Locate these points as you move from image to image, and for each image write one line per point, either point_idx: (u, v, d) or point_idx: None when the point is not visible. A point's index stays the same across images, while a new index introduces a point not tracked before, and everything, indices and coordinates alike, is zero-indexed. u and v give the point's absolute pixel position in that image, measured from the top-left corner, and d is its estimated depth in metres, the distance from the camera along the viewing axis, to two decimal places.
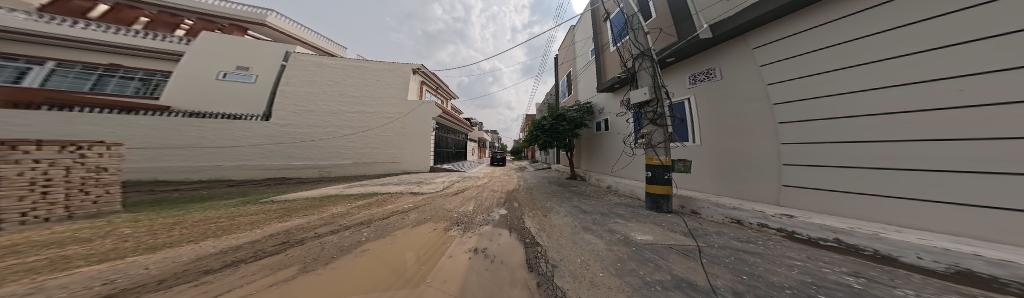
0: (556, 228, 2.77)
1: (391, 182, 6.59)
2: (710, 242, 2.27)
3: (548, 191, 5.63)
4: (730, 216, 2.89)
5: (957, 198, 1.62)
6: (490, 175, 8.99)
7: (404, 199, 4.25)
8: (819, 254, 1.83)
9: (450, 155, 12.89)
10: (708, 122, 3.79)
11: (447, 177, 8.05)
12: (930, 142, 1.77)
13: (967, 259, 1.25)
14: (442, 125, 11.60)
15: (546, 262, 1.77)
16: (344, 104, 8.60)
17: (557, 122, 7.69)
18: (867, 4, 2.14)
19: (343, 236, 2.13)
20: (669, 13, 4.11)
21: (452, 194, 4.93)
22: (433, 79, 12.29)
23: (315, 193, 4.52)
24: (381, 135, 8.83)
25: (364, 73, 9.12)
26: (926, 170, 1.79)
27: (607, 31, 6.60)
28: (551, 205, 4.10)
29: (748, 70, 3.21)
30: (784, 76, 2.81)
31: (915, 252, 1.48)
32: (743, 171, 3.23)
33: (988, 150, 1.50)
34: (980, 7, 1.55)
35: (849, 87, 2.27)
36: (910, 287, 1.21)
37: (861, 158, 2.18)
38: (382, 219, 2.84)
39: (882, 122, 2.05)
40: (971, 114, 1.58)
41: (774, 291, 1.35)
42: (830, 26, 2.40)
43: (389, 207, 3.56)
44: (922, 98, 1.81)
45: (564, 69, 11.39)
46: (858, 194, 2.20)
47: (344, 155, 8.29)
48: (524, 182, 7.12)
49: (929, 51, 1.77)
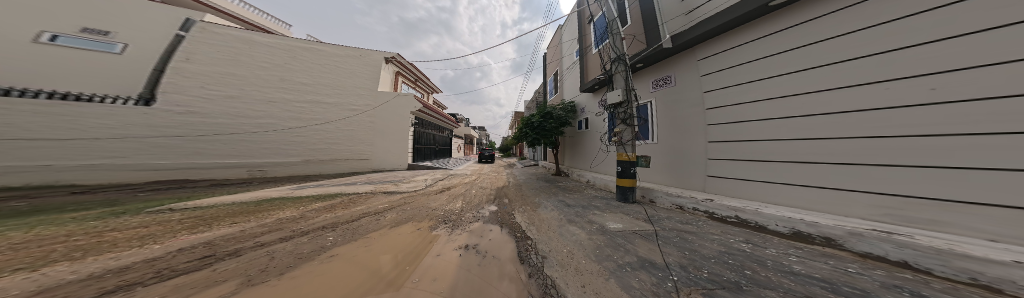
0: (544, 222, 2.89)
1: (357, 181, 5.90)
2: (664, 226, 2.62)
3: (533, 187, 5.76)
4: (675, 203, 3.36)
5: (855, 185, 2.02)
6: (478, 173, 8.77)
7: (378, 199, 3.82)
8: (725, 228, 2.34)
9: (431, 152, 12.14)
10: (663, 122, 4.30)
11: (429, 174, 7.62)
12: (830, 140, 2.22)
13: (796, 223, 2.04)
14: (422, 120, 10.79)
15: (536, 254, 1.82)
16: (289, 91, 7.27)
17: (545, 121, 7.86)
18: (771, 29, 2.74)
19: (300, 243, 1.82)
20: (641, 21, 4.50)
21: (436, 192, 4.67)
22: (411, 71, 11.30)
23: (262, 197, 3.79)
24: (354, 127, 7.96)
25: (320, 58, 7.81)
26: (824, 162, 2.26)
27: (591, 34, 6.91)
28: (539, 200, 4.23)
29: (694, 78, 3.73)
30: (719, 84, 3.35)
31: (774, 221, 2.20)
32: (688, 166, 3.75)
33: (877, 146, 1.90)
34: (858, 33, 2.05)
35: (764, 95, 2.79)
36: (774, 246, 1.83)
37: (774, 153, 2.67)
38: (351, 222, 2.54)
39: (791, 124, 2.54)
40: (859, 117, 2.01)
41: (705, 261, 1.65)
42: (748, 45, 2.97)
43: (360, 208, 3.20)
44: (820, 104, 2.29)
45: (551, 68, 11.69)
46: (772, 182, 2.69)
47: (291, 152, 7.07)
48: (513, 179, 7.19)
49: (822, 66, 2.28)
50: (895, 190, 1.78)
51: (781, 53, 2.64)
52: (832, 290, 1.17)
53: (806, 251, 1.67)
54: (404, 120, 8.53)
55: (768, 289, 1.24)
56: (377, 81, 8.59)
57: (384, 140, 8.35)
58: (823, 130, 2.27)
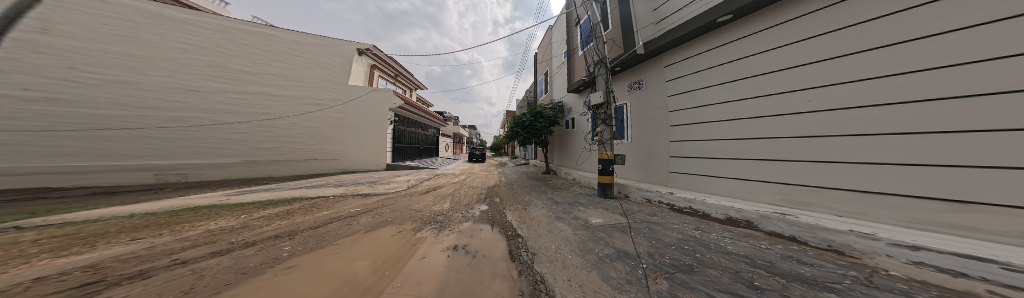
0: (534, 219, 2.93)
1: (324, 183, 5.27)
2: (636, 218, 2.87)
3: (525, 186, 5.78)
4: (644, 196, 3.71)
5: (806, 181, 2.33)
6: (468, 172, 8.49)
7: (349, 202, 3.45)
8: (683, 218, 2.66)
9: (415, 151, 11.40)
10: (637, 123, 4.66)
11: (413, 175, 7.13)
12: (775, 139, 2.59)
13: (730, 210, 2.44)
14: (403, 118, 10.03)
15: (526, 252, 1.83)
16: (217, 79, 5.96)
17: (536, 120, 7.95)
18: (716, 43, 3.22)
19: (243, 257, 1.55)
20: (619, 27, 4.81)
21: (422, 192, 4.37)
22: (388, 64, 10.33)
23: (184, 206, 3.12)
24: (326, 124, 7.20)
25: (269, 43, 6.67)
26: (768, 159, 2.64)
27: (577, 36, 7.17)
28: (529, 198, 4.27)
29: (660, 83, 4.14)
30: (678, 90, 3.77)
31: (714, 210, 2.58)
32: (656, 164, 4.12)
33: (821, 145, 2.24)
34: (785, 47, 2.53)
35: (715, 99, 3.22)
36: (715, 232, 2.09)
37: (726, 151, 3.05)
38: (315, 228, 2.25)
39: (739, 126, 2.92)
40: (805, 119, 2.36)
41: (668, 248, 1.85)
42: (701, 55, 3.42)
43: (326, 213, 2.84)
44: (761, 107, 2.70)
45: (541, 68, 11.91)
46: (725, 177, 3.06)
47: (229, 152, 5.90)
48: (504, 178, 7.11)
49: (759, 75, 2.73)
50: (843, 185, 2.08)
51: (729, 64, 3.06)
52: (754, 264, 1.42)
53: (734, 233, 2.01)
54: (382, 117, 7.89)
55: (712, 269, 1.45)
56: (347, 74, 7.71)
57: (359, 138, 7.62)
58: (765, 131, 2.67)
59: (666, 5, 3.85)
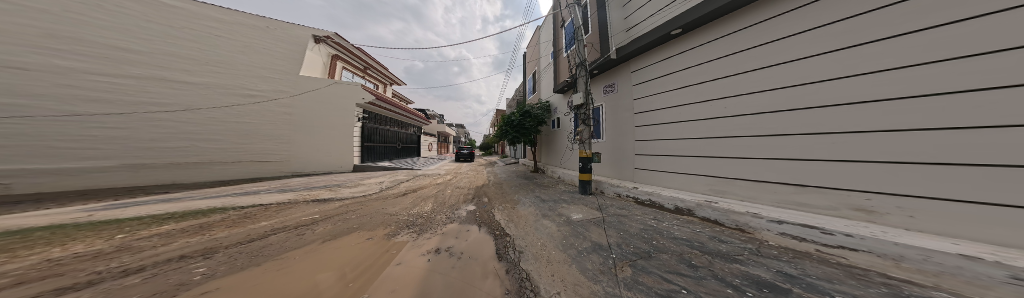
0: (522, 218, 2.94)
1: (267, 189, 4.42)
2: (610, 212, 3.09)
3: (513, 185, 5.72)
4: (615, 192, 4.05)
5: (730, 174, 2.82)
6: (454, 172, 8.10)
7: (303, 210, 2.95)
8: (645, 210, 2.98)
9: (390, 151, 10.41)
10: (610, 123, 5.06)
11: (389, 176, 6.48)
12: (713, 139, 3.04)
13: (678, 201, 2.82)
14: (374, 115, 9.05)
15: (513, 250, 1.84)
16: (65, 56, 4.24)
17: (523, 120, 8.09)
18: (668, 54, 3.68)
19: (123, 288, 1.08)
20: (597, 31, 5.13)
21: (400, 194, 4.00)
22: (354, 54, 9.15)
23: (37, 226, 2.29)
24: (273, 119, 6.11)
25: (164, 14, 5.06)
26: (708, 156, 3.09)
27: (562, 37, 7.42)
28: (518, 197, 4.26)
29: (627, 87, 4.57)
30: (641, 94, 4.20)
31: (667, 202, 2.94)
32: (626, 162, 4.51)
33: (741, 144, 2.72)
34: (716, 61, 3.02)
35: (668, 104, 3.67)
36: (667, 221, 2.37)
37: (678, 149, 3.49)
38: (251, 243, 1.82)
39: (686, 127, 3.38)
40: (730, 122, 2.85)
41: (634, 238, 2.04)
42: (658, 64, 3.87)
43: (262, 224, 2.37)
44: (701, 111, 3.18)
45: (530, 67, 12.05)
46: (677, 173, 3.49)
47: (109, 152, 4.49)
48: (494, 177, 6.94)
49: (700, 83, 3.21)
50: (753, 176, 2.59)
51: (678, 72, 3.52)
52: (692, 245, 1.67)
53: (680, 220, 2.33)
54: (348, 114, 7.06)
55: (664, 254, 1.65)
56: (300, 63, 6.76)
57: (318, 137, 6.69)
58: (706, 131, 3.11)
59: (635, 15, 4.26)
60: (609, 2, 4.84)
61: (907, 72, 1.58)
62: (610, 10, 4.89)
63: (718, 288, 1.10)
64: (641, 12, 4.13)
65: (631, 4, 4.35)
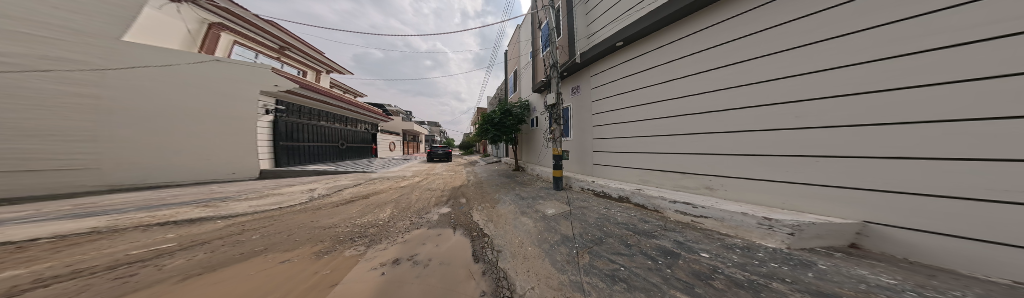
0: (497, 215, 2.98)
1: (107, 208, 2.94)
2: (577, 205, 3.37)
3: (494, 183, 5.57)
4: (578, 186, 4.50)
5: (654, 166, 3.47)
6: (424, 173, 7.35)
7: (184, 230, 2.11)
8: (601, 200, 3.40)
9: (327, 152, 8.65)
10: (575, 123, 5.54)
11: (328, 182, 5.35)
12: (645, 137, 3.63)
13: (621, 190, 3.33)
14: (297, 108, 7.34)
15: (492, 250, 1.82)
16: None
17: (503, 118, 8.00)
18: (615, 62, 4.25)
19: None
20: (567, 35, 5.49)
21: (347, 202, 3.43)
22: (273, 36, 7.32)
23: None
24: (56, 105, 3.47)
25: None
26: (640, 152, 3.70)
27: (539, 38, 7.69)
28: (498, 196, 4.16)
29: (588, 90, 5.08)
30: (598, 96, 4.73)
31: (615, 192, 3.44)
32: (588, 158, 5.03)
33: (661, 141, 3.37)
34: (645, 71, 3.64)
35: (616, 105, 4.25)
36: (614, 209, 2.79)
37: (622, 146, 4.08)
38: (100, 273, 1.19)
39: (628, 127, 3.97)
40: (655, 123, 3.47)
41: (591, 227, 2.30)
42: (608, 70, 4.43)
43: (48, 265, 1.30)
44: (637, 113, 3.79)
45: (511, 66, 12.07)
46: (622, 166, 4.10)
47: None
48: (473, 177, 6.59)
49: (635, 89, 3.82)
50: (667, 167, 3.26)
51: (621, 79, 4.12)
52: (628, 228, 2.01)
53: (622, 208, 2.78)
54: (246, 105, 5.14)
55: (611, 238, 1.92)
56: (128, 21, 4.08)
57: (190, 131, 4.54)
58: (643, 131, 3.68)
59: (594, 23, 4.72)
60: (577, 9, 5.26)
61: (770, 86, 2.21)
62: (577, 17, 5.29)
63: (643, 262, 1.36)
64: (598, 22, 4.60)
65: (592, 13, 4.83)
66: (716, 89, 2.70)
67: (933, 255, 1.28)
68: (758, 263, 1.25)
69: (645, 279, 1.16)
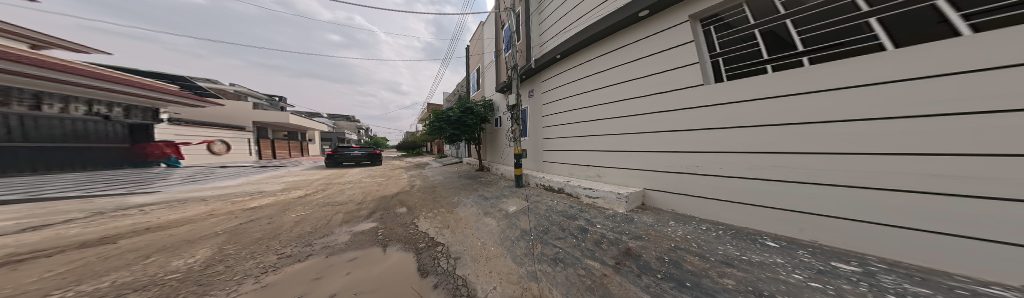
0: (448, 217, 2.85)
1: None
2: (534, 199, 3.60)
3: (450, 186, 5.06)
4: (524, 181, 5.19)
5: (577, 160, 4.31)
6: (352, 182, 5.77)
7: None
8: (550, 195, 3.74)
9: None
10: (530, 123, 5.92)
11: (49, 217, 2.73)
12: (576, 138, 4.32)
13: (547, 181, 4.29)
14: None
15: (447, 259, 1.64)
16: None
17: (463, 116, 7.44)
18: (559, 69, 4.75)
19: None
20: (526, 40, 5.75)
21: (122, 241, 1.89)
22: None
23: None
24: None
25: None
26: (573, 149, 4.39)
27: (502, 40, 7.72)
28: (457, 199, 3.84)
29: (539, 93, 5.52)
30: (548, 100, 5.22)
31: (545, 182, 4.35)
32: (537, 155, 5.57)
33: (584, 141, 4.13)
34: (579, 81, 4.25)
35: (559, 109, 4.81)
36: (550, 200, 3.40)
37: (563, 144, 4.68)
38: None
39: (566, 129, 4.61)
40: (584, 125, 4.14)
41: (534, 214, 2.77)
42: (554, 78, 4.96)
43: None
44: (572, 116, 4.43)
45: (473, 63, 11.53)
46: (561, 162, 4.72)
47: None
48: (425, 181, 5.82)
49: (571, 97, 4.47)
50: (577, 161, 4.32)
51: (563, 86, 4.66)
52: (566, 215, 2.66)
53: (560, 199, 3.40)
54: None
55: (554, 226, 2.27)
56: None
57: None
58: (582, 130, 4.20)
59: (546, 33, 5.13)
60: (533, 17, 5.57)
61: (644, 100, 3.04)
62: (533, 24, 5.60)
63: (570, 241, 1.83)
64: (549, 32, 5.03)
65: (544, 23, 5.22)
66: (615, 100, 3.50)
67: (673, 204, 2.64)
68: (620, 226, 2.21)
69: (575, 255, 1.57)
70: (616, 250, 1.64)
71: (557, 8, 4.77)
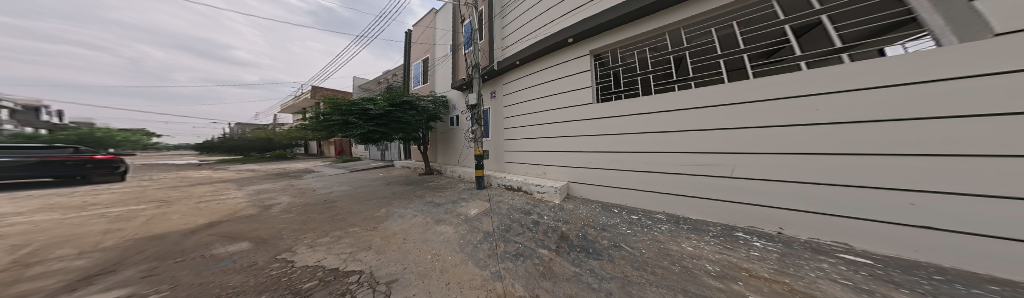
0: (357, 236, 2.16)
1: None
2: (498, 200, 3.47)
3: (362, 199, 3.75)
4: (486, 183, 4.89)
5: (529, 159, 4.52)
6: (195, 203, 3.56)
7: None
8: (510, 197, 3.65)
9: None
10: (491, 124, 5.67)
11: None
12: (530, 139, 4.47)
13: (501, 179, 4.47)
14: None
15: (372, 287, 1.17)
16: None
17: (394, 111, 5.75)
18: (517, 75, 4.77)
19: None
20: (489, 39, 5.48)
21: None
22: None
23: None
24: None
25: None
26: (528, 150, 4.51)
27: (461, 35, 7.11)
28: (390, 211, 3.07)
29: (500, 97, 5.37)
30: (507, 103, 5.14)
31: (501, 182, 4.51)
32: (495, 156, 5.50)
33: (535, 142, 4.36)
34: (534, 87, 4.34)
35: (516, 112, 4.84)
36: (500, 200, 3.49)
37: (519, 146, 4.76)
38: None
39: (523, 131, 4.67)
40: (537, 129, 4.32)
41: (480, 216, 2.66)
42: (512, 83, 4.93)
43: None
44: (528, 120, 4.53)
45: (419, 50, 9.91)
46: (519, 163, 4.77)
47: None
48: (344, 192, 4.39)
49: (524, 102, 4.61)
50: (528, 160, 4.54)
51: (521, 90, 4.64)
52: (523, 210, 2.84)
53: (518, 199, 3.46)
54: None
55: (515, 224, 2.32)
56: None
57: None
58: (536, 133, 4.34)
59: (507, 35, 5.02)
60: (495, 17, 5.38)
61: (570, 110, 3.68)
62: (495, 23, 5.39)
63: (531, 235, 1.99)
64: (511, 37, 4.93)
65: (506, 23, 5.07)
66: (555, 108, 3.93)
67: (584, 192, 3.48)
68: (545, 212, 2.74)
69: (531, 246, 1.72)
70: (554, 236, 1.97)
71: (518, 12, 4.75)
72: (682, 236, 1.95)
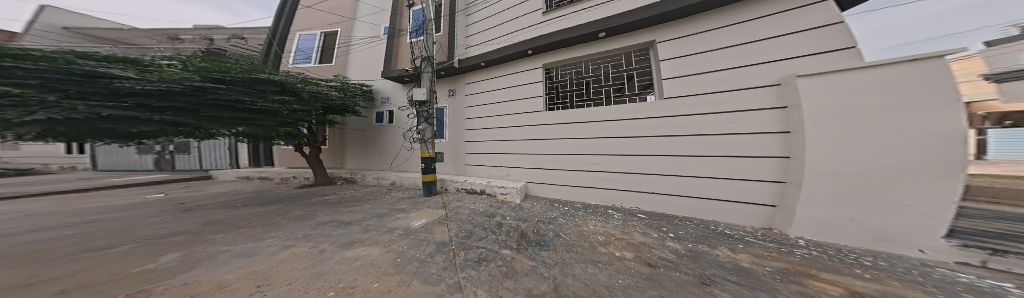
0: (157, 275, 1.20)
1: None
2: (454, 206, 3.10)
3: (115, 245, 1.90)
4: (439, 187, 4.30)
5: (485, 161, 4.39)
6: None
7: None
8: (471, 202, 3.34)
9: None
10: (447, 124, 5.03)
11: None
12: (490, 141, 4.30)
13: (456, 183, 4.11)
14: None
15: None
16: None
17: (217, 87, 3.09)
18: (474, 78, 4.58)
19: None
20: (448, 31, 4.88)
21: None
22: None
23: None
24: None
25: None
26: (488, 151, 4.34)
27: (406, 18, 5.84)
28: (236, 246, 1.83)
29: (460, 97, 4.85)
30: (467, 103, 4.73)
31: (456, 186, 4.13)
32: (450, 157, 4.95)
33: (492, 143, 4.27)
34: (490, 91, 4.30)
35: (473, 114, 4.58)
36: (450, 206, 3.11)
37: (477, 148, 4.51)
38: None
39: (480, 134, 4.46)
40: (495, 131, 4.24)
41: (424, 228, 2.19)
42: (473, 84, 4.61)
43: None
44: (485, 123, 4.38)
45: (321, 16, 7.18)
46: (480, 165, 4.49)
47: None
48: (119, 230, 2.32)
49: (482, 105, 4.44)
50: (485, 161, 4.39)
51: (483, 92, 4.42)
52: (484, 214, 2.68)
53: (478, 203, 3.25)
54: None
55: (478, 229, 2.12)
56: None
57: None
58: (492, 136, 4.28)
59: (472, 32, 4.64)
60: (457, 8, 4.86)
61: (517, 116, 3.90)
62: (457, 16, 4.85)
63: (494, 237, 1.90)
64: (475, 37, 4.59)
65: (469, 20, 4.71)
66: (508, 113, 4.04)
67: (536, 191, 3.73)
68: (492, 214, 2.69)
69: (494, 250, 1.59)
70: (510, 236, 1.93)
71: (480, 12, 4.53)
72: (590, 220, 2.40)
